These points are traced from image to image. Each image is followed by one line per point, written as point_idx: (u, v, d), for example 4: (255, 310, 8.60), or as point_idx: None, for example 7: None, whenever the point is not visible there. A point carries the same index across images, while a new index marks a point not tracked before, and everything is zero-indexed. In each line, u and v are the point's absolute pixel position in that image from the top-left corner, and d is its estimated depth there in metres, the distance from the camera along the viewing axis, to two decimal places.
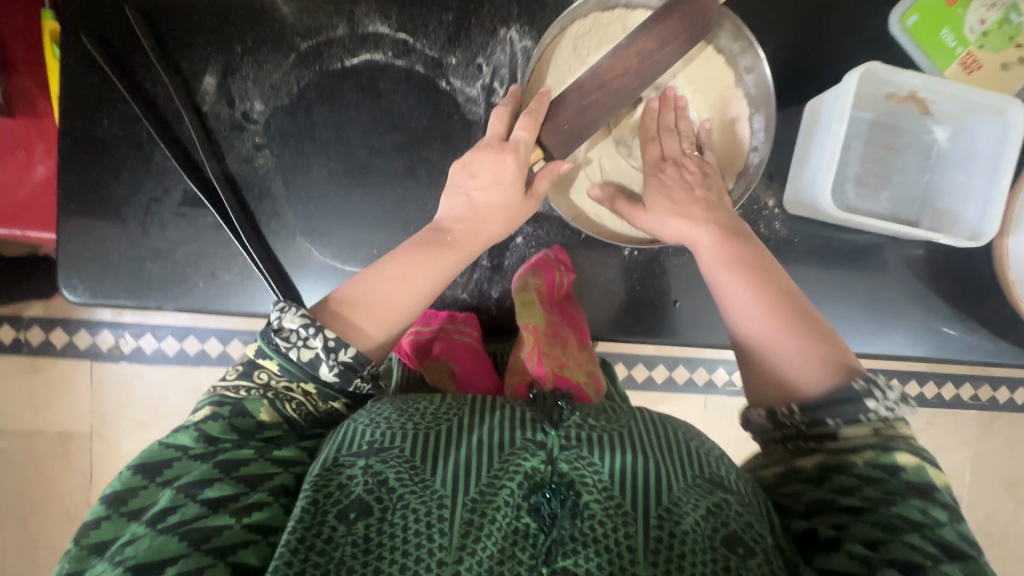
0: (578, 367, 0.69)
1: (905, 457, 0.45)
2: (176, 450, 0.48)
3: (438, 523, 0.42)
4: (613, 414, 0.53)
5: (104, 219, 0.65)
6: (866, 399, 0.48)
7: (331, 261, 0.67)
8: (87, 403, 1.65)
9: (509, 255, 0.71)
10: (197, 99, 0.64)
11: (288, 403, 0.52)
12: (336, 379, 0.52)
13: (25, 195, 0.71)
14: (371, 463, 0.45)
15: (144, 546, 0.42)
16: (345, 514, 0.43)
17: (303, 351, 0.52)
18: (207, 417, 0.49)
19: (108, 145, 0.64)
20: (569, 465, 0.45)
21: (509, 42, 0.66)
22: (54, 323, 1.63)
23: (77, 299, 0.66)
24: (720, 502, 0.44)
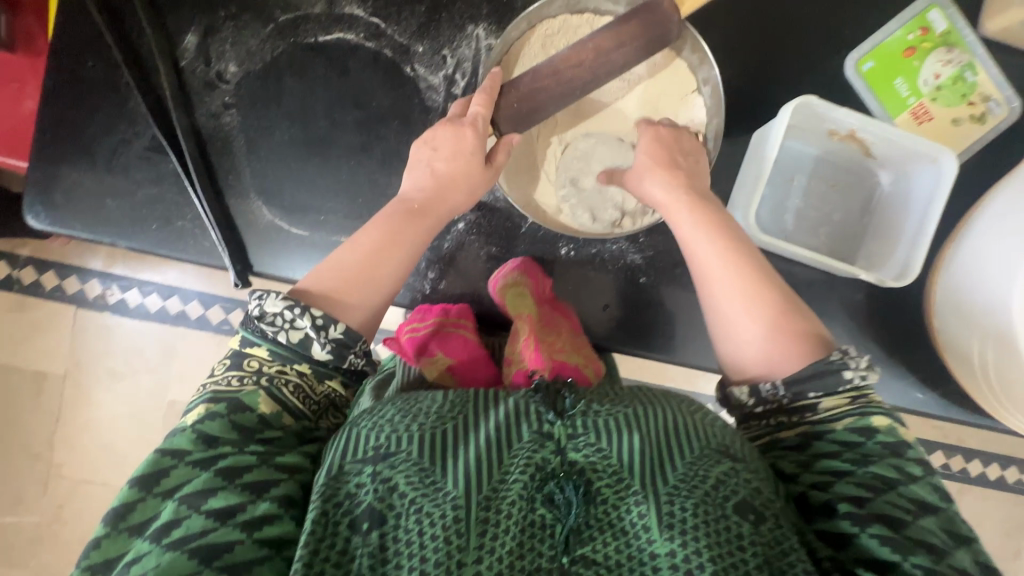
0: (576, 352, 0.68)
1: (878, 420, 0.50)
2: (173, 457, 0.50)
3: (454, 523, 0.46)
4: (614, 394, 0.56)
5: (75, 153, 0.69)
6: (844, 369, 0.51)
7: (278, 221, 0.70)
8: (67, 347, 1.71)
9: (449, 239, 0.73)
10: (177, 54, 0.69)
11: (284, 388, 0.55)
12: (330, 356, 0.56)
13: (11, 125, 0.76)
14: (379, 470, 0.48)
15: (152, 563, 0.45)
16: (360, 523, 0.47)
17: (291, 334, 0.55)
18: (203, 421, 0.52)
19: (88, 86, 0.69)
20: (579, 453, 0.48)
21: (475, 39, 0.70)
22: (48, 266, 1.70)
23: (38, 225, 0.70)
24: (727, 470, 0.48)
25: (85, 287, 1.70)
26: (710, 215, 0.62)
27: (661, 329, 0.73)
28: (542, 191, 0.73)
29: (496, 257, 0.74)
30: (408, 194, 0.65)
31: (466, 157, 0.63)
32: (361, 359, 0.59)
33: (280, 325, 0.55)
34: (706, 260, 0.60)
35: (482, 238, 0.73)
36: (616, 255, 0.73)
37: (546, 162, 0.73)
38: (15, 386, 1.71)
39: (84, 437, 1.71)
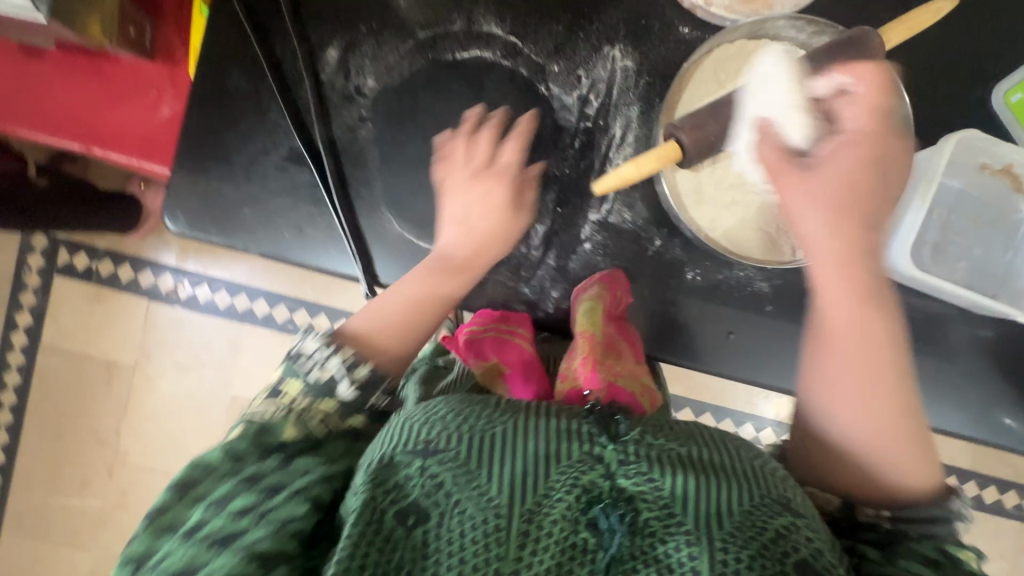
0: (635, 378, 0.68)
1: (967, 553, 0.54)
2: (208, 466, 0.54)
3: (497, 529, 0.48)
4: (670, 428, 0.56)
5: (215, 160, 0.71)
6: (961, 519, 0.56)
7: (407, 234, 0.71)
8: (138, 338, 1.77)
9: (574, 259, 0.72)
10: (318, 67, 0.70)
11: (312, 419, 0.58)
12: (353, 395, 0.60)
13: (147, 130, 0.80)
14: (427, 466, 0.50)
15: (178, 557, 0.49)
16: (404, 518, 0.49)
17: (321, 372, 0.60)
18: (259, 432, 0.56)
19: (232, 96, 0.71)
20: (631, 483, 0.50)
21: (612, 60, 0.70)
22: (125, 259, 1.76)
23: (175, 228, 0.71)
24: (790, 525, 0.51)
25: (157, 281, 1.76)
26: (871, 290, 0.57)
27: (783, 356, 0.72)
28: (705, 217, 0.69)
29: (621, 281, 0.71)
30: (445, 247, 0.68)
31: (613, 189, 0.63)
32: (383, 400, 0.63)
33: (314, 360, 0.61)
34: (836, 322, 0.58)
35: (608, 259, 0.71)
36: (743, 282, 0.71)
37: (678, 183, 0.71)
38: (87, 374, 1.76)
39: (149, 426, 1.76)
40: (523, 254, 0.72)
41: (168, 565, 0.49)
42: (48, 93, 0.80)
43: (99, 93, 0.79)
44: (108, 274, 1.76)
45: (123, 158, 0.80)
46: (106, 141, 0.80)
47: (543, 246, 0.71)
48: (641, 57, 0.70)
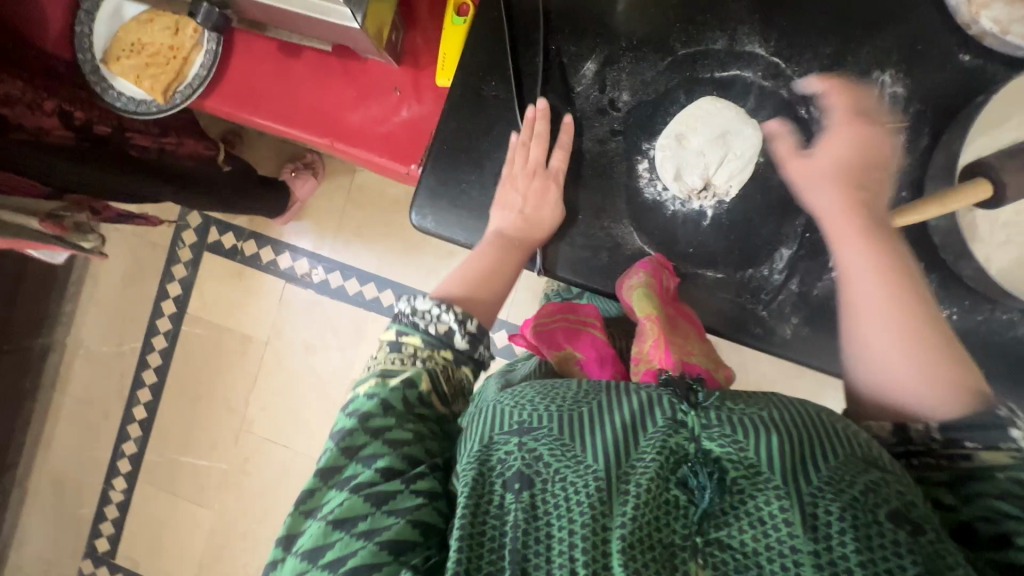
0: (699, 352, 0.65)
1: (997, 456, 0.46)
2: (369, 414, 0.58)
3: (595, 492, 0.47)
4: (750, 398, 0.53)
5: (467, 164, 0.75)
6: (1011, 428, 0.47)
7: (646, 248, 0.72)
8: (273, 316, 1.87)
9: (819, 286, 0.69)
10: (575, 80, 0.72)
11: (437, 369, 0.62)
12: (467, 344, 0.64)
13: (386, 129, 0.84)
14: (523, 440, 0.51)
15: (338, 507, 0.52)
16: (510, 483, 0.50)
17: (438, 326, 0.64)
18: (406, 384, 0.59)
19: (488, 103, 0.74)
20: (715, 444, 0.49)
21: (881, 85, 0.68)
22: (266, 241, 1.88)
23: (420, 225, 0.75)
24: (879, 479, 0.47)
25: (295, 264, 1.85)
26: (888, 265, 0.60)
27: None
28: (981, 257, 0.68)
29: None
30: (503, 229, 0.71)
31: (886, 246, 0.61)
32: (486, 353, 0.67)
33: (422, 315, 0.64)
34: (873, 336, 0.58)
35: None
36: (1006, 326, 0.69)
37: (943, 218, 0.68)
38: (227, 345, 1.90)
39: (275, 400, 1.86)
40: (763, 278, 0.70)
41: (332, 516, 0.52)
42: (300, 90, 0.85)
43: (345, 94, 0.85)
44: (251, 254, 1.89)
45: (363, 154, 0.85)
46: (345, 137, 0.84)
47: (787, 271, 0.70)
48: (913, 84, 0.67)
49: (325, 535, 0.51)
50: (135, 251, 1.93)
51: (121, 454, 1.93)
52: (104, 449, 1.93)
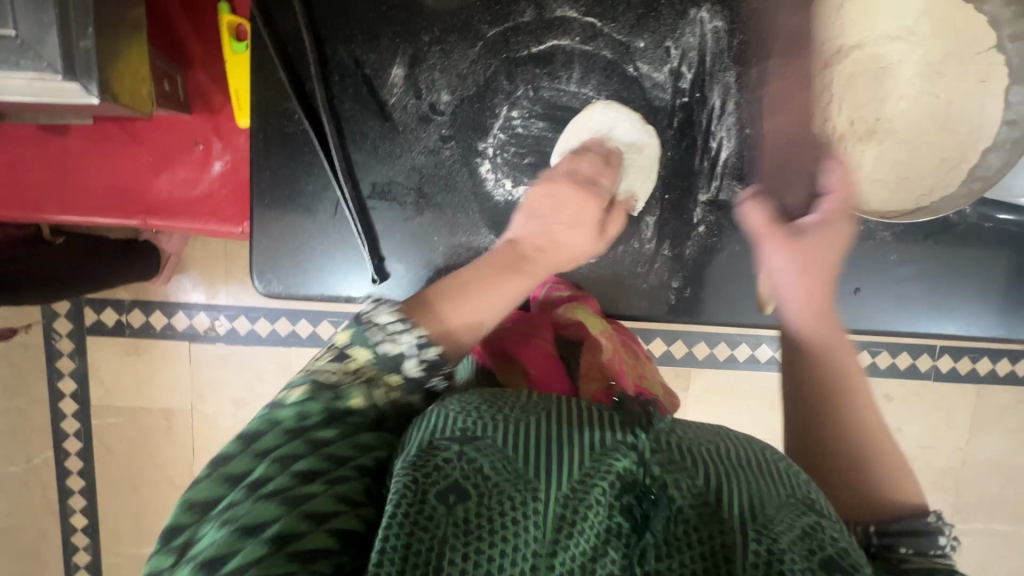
0: (650, 379, 0.66)
1: (957, 568, 0.39)
2: (271, 424, 0.42)
3: (534, 512, 0.39)
4: (689, 426, 0.46)
5: (298, 214, 0.66)
6: (940, 535, 0.43)
7: None
8: (186, 379, 1.55)
9: (691, 244, 0.68)
10: (384, 93, 0.64)
11: (375, 390, 0.46)
12: (421, 374, 0.47)
13: (202, 190, 0.73)
14: (466, 451, 0.41)
15: (209, 540, 0.37)
16: (444, 496, 0.38)
17: (393, 346, 0.47)
18: (331, 392, 0.44)
19: (298, 140, 0.65)
20: (663, 470, 0.40)
21: (700, 23, 0.64)
22: (153, 307, 1.53)
23: (269, 292, 0.68)
24: (813, 524, 0.39)
25: (194, 321, 1.52)
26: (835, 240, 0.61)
27: (911, 305, 0.71)
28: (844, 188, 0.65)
29: (745, 258, 0.67)
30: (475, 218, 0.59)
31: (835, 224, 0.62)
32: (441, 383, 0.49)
33: (384, 333, 0.47)
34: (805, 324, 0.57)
35: (727, 239, 0.67)
36: (867, 233, 0.69)
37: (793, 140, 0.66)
38: (145, 427, 1.56)
39: None
40: (636, 250, 0.68)
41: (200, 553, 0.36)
42: (86, 169, 0.72)
43: (139, 163, 0.72)
44: (141, 324, 1.54)
45: (187, 226, 0.73)
46: (157, 214, 0.73)
47: (655, 238, 0.68)
48: (732, 15, 0.64)
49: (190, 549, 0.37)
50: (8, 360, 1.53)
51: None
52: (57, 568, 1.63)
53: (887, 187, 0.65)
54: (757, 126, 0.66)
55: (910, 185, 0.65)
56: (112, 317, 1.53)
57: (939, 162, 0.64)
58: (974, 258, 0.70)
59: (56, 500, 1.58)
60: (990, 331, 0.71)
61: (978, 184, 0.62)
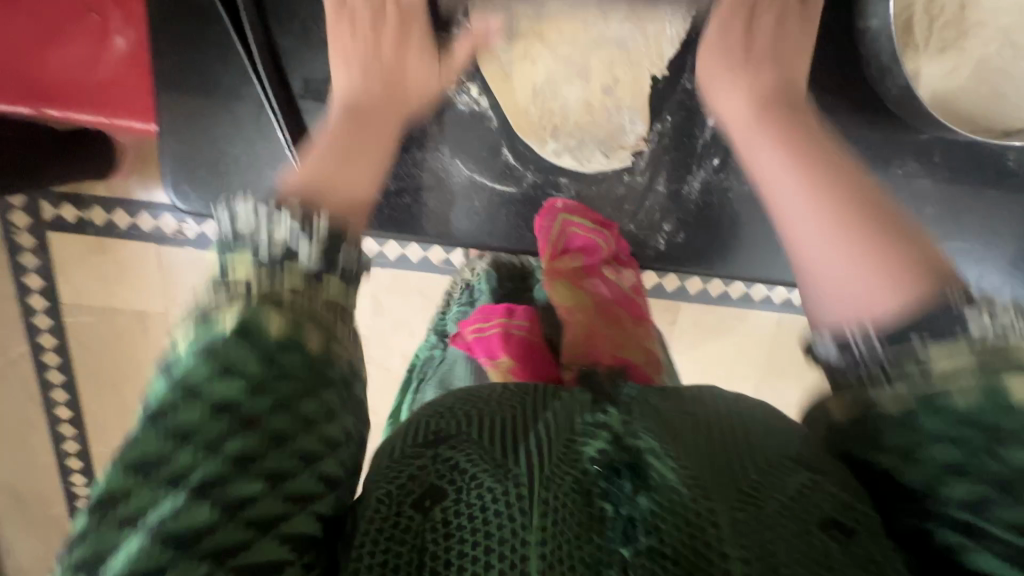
0: (636, 346, 0.57)
1: None
2: (182, 392, 0.28)
3: (492, 509, 0.30)
4: (681, 395, 0.39)
5: (214, 112, 0.54)
6: None
7: (478, 175, 0.56)
8: (153, 282, 1.33)
9: (692, 182, 0.57)
10: None
11: (281, 284, 0.32)
12: (318, 267, 0.34)
13: (105, 75, 0.59)
14: (421, 451, 0.33)
15: None
16: (419, 503, 0.31)
17: (273, 233, 0.33)
18: (243, 332, 0.30)
19: (209, 17, 0.52)
20: (639, 438, 0.33)
21: None
22: (113, 204, 1.28)
23: (189, 208, 0.57)
24: (808, 481, 0.32)
25: (159, 222, 1.29)
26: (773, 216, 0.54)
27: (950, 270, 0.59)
28: (933, 90, 0.52)
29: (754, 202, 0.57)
30: None
31: None
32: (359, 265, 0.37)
33: (254, 231, 0.33)
34: None
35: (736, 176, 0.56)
36: (903, 180, 0.57)
37: (840, 51, 0.53)
38: (116, 330, 1.37)
39: None
40: (623, 183, 0.57)
41: None
42: None
43: (18, 36, 0.58)
44: (103, 224, 1.29)
45: (90, 119, 0.60)
46: (51, 101, 0.60)
47: (650, 170, 0.57)
48: None
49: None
50: None
51: (70, 478, 1.48)
52: (40, 459, 1.46)
53: (974, 105, 0.52)
54: None
55: (1009, 103, 0.52)
56: (69, 213, 1.29)
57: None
58: None
59: (37, 400, 1.42)
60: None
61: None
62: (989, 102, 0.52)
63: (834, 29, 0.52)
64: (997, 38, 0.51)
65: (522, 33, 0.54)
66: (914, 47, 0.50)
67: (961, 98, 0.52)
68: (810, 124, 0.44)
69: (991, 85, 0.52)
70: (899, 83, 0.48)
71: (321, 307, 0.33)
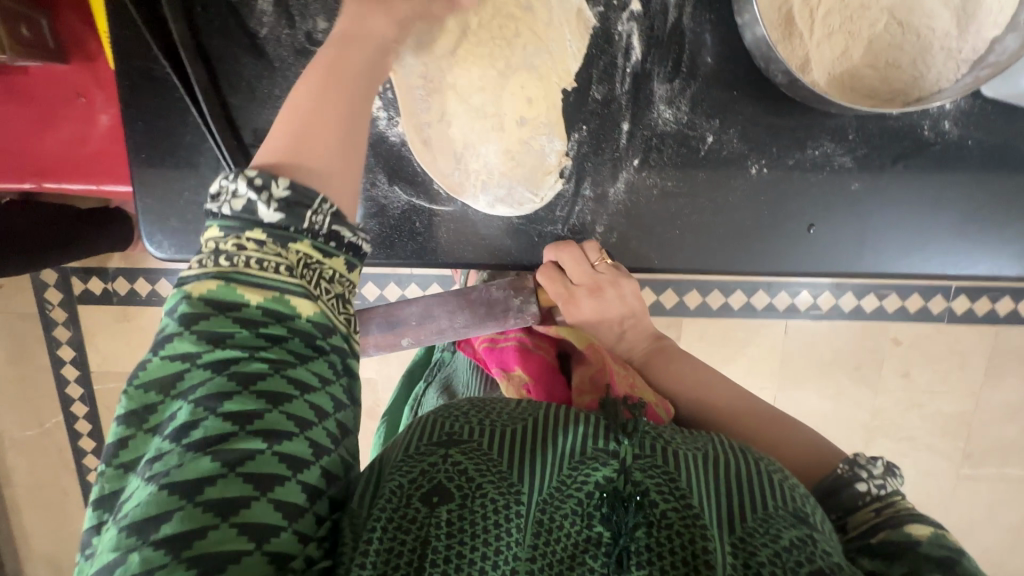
0: (647, 384, 0.53)
1: (920, 529, 0.35)
2: (174, 370, 0.34)
3: (507, 523, 0.35)
4: (686, 433, 0.42)
5: (178, 168, 0.61)
6: (853, 483, 0.40)
7: (416, 201, 0.61)
8: None
9: (617, 184, 0.60)
10: (254, 23, 0.57)
11: (244, 262, 0.36)
12: (282, 216, 0.37)
13: (94, 148, 0.68)
14: (450, 455, 0.37)
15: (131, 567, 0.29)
16: (429, 497, 0.35)
17: (236, 202, 0.37)
18: (223, 307, 0.35)
19: (166, 85, 0.59)
20: (644, 475, 0.36)
21: None
22: (137, 273, 1.38)
23: (163, 255, 0.63)
24: (805, 536, 0.33)
25: None
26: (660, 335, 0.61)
27: (880, 241, 0.61)
28: (828, 74, 0.54)
29: (679, 197, 0.60)
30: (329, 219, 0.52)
31: (693, 128, 0.58)
32: (328, 219, 0.39)
33: (225, 201, 0.37)
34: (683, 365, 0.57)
35: (658, 175, 0.60)
36: (821, 161, 0.59)
37: (735, 46, 0.56)
38: None
39: None
40: (552, 192, 0.60)
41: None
42: None
43: (23, 123, 0.67)
44: (126, 292, 1.39)
45: (83, 187, 0.69)
46: (52, 175, 0.69)
47: (574, 177, 0.60)
48: None
49: (144, 554, 0.29)
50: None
51: None
52: (78, 526, 1.53)
53: (868, 87, 0.55)
54: (687, 36, 0.56)
55: (902, 76, 0.54)
56: (95, 286, 1.39)
57: (939, 50, 0.53)
58: (953, 181, 0.60)
59: (69, 468, 1.50)
60: (971, 269, 0.62)
61: (985, 73, 0.52)
62: (883, 80, 0.55)
63: (729, 33, 0.56)
64: (884, 19, 0.54)
65: (435, 88, 0.59)
66: (800, 37, 0.54)
67: (857, 80, 0.55)
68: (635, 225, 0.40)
69: (882, 64, 0.55)
70: (784, 71, 0.51)
71: (293, 266, 0.37)
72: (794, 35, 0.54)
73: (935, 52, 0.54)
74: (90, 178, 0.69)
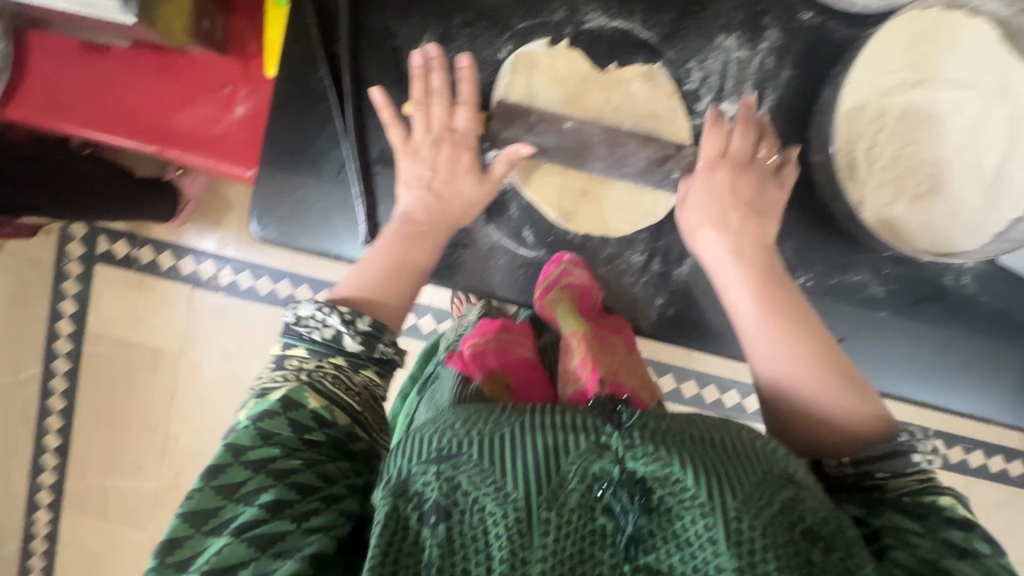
0: (629, 375, 0.59)
1: (946, 498, 0.43)
2: (235, 452, 0.43)
3: (517, 527, 0.37)
4: (668, 414, 0.42)
5: (305, 167, 0.68)
6: (912, 452, 0.45)
7: (505, 240, 0.68)
8: (175, 322, 1.38)
9: (682, 267, 0.68)
10: (409, 65, 0.67)
11: (323, 377, 0.47)
12: (360, 347, 0.49)
13: (221, 130, 0.75)
14: (441, 469, 0.39)
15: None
16: (426, 516, 0.38)
17: (324, 331, 0.49)
18: (288, 406, 0.44)
19: (318, 95, 0.67)
20: (638, 463, 0.38)
21: (724, 51, 0.66)
22: (164, 246, 1.38)
23: (263, 237, 0.69)
24: (797, 497, 0.39)
25: (198, 268, 1.37)
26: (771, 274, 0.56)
27: (900, 367, 0.69)
28: (877, 213, 0.64)
29: None
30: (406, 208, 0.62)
31: None
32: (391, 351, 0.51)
33: (311, 326, 0.49)
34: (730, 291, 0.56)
35: None
36: (857, 287, 0.68)
37: (802, 175, 0.67)
38: (125, 365, 1.38)
39: None
40: (624, 261, 0.68)
41: None
42: (113, 91, 0.74)
43: (165, 95, 0.75)
44: (149, 262, 1.38)
45: (198, 161, 0.75)
46: (172, 143, 0.75)
47: (646, 252, 0.68)
48: (755, 48, 0.66)
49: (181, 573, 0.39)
50: (8, 270, 1.37)
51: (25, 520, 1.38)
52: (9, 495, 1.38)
53: (909, 232, 0.65)
54: None
55: (938, 231, 0.64)
56: (122, 249, 1.39)
57: (968, 220, 0.64)
58: (964, 330, 0.69)
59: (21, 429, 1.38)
60: (975, 409, 0.69)
61: (1009, 245, 0.60)
62: (922, 229, 0.65)
63: (799, 163, 0.67)
64: (927, 184, 0.65)
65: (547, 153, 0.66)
66: (859, 181, 0.64)
67: (901, 223, 0.65)
68: (779, 282, 0.56)
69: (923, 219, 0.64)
70: None
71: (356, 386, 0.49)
72: (852, 176, 0.64)
73: (966, 219, 0.64)
74: (205, 153, 0.75)
